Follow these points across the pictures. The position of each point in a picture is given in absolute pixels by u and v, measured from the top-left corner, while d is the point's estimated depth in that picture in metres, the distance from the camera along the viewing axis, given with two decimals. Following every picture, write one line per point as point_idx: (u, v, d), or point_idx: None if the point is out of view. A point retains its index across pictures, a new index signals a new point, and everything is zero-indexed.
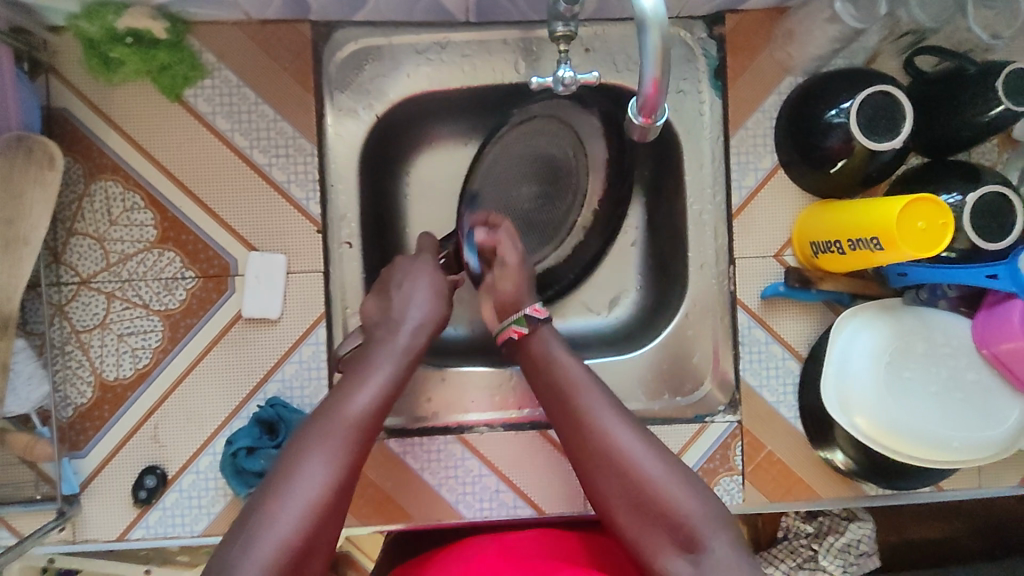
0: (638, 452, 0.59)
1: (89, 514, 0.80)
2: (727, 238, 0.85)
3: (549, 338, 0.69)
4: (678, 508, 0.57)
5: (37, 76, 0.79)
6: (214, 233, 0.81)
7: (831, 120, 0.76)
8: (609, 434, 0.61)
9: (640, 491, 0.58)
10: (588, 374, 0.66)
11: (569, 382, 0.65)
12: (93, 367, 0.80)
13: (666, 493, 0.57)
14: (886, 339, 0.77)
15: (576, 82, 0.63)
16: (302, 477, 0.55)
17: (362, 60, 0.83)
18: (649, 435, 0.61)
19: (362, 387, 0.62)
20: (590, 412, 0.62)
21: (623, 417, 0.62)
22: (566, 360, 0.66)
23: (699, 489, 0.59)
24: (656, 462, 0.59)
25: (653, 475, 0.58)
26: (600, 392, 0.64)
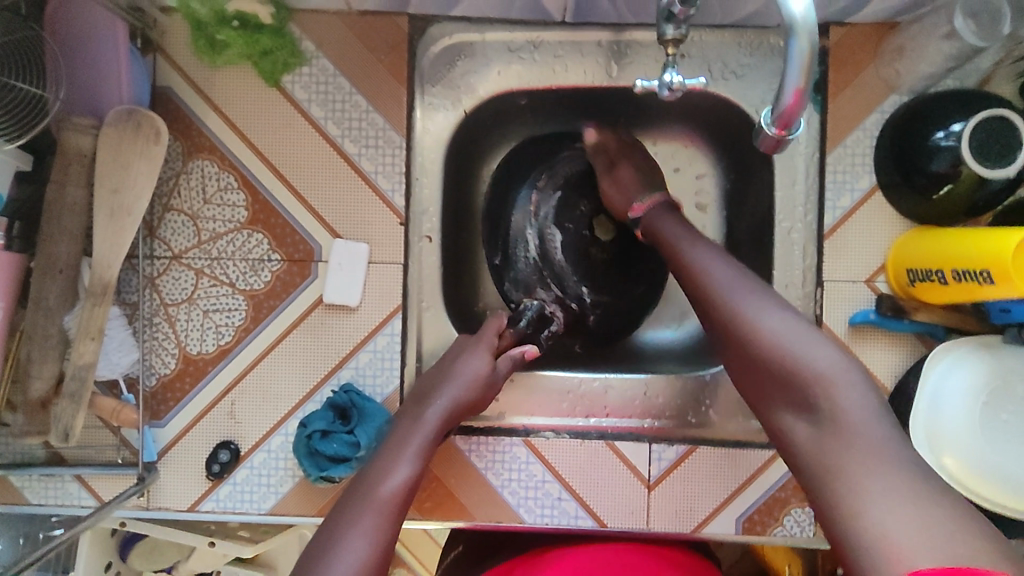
0: (778, 327, 0.61)
1: (164, 482, 0.83)
2: (815, 259, 0.82)
3: (671, 229, 0.73)
4: (823, 386, 0.56)
5: (146, 54, 0.82)
6: (302, 218, 0.83)
7: (938, 142, 0.73)
8: (733, 304, 0.63)
9: (781, 368, 0.59)
10: (726, 265, 0.66)
11: (709, 276, 0.66)
12: (177, 340, 0.83)
13: (809, 369, 0.58)
14: (982, 377, 0.74)
15: (683, 88, 0.63)
16: (344, 550, 0.56)
17: (455, 56, 0.84)
18: (769, 297, 0.63)
19: (392, 468, 0.64)
20: (730, 293, 0.64)
21: (750, 290, 0.64)
22: (697, 250, 0.68)
23: (841, 358, 0.58)
24: (798, 338, 0.60)
25: (797, 351, 0.59)
26: (732, 268, 0.66)
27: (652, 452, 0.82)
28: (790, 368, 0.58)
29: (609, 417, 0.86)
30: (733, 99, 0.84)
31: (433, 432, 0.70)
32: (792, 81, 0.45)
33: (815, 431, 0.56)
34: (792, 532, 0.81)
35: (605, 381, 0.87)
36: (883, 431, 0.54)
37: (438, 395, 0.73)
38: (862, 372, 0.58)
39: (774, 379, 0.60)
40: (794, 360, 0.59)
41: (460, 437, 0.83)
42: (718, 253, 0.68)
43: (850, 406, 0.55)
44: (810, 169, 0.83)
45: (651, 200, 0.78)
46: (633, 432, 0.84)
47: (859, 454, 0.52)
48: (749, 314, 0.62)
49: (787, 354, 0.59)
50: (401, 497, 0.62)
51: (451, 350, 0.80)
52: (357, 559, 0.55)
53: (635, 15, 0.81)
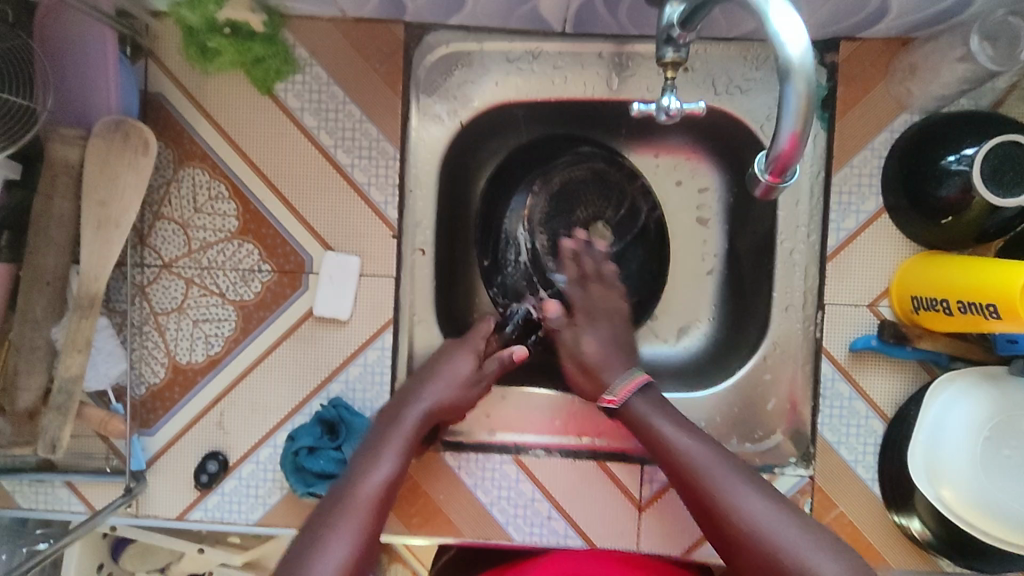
0: (750, 507, 0.61)
1: (152, 491, 0.82)
2: (818, 281, 0.80)
3: (659, 421, 0.70)
4: (805, 561, 0.56)
5: (137, 60, 0.81)
6: (293, 229, 0.81)
7: (948, 166, 0.70)
8: (737, 509, 0.61)
9: (748, 536, 0.60)
10: (699, 442, 0.68)
11: (682, 455, 0.67)
12: (167, 349, 0.82)
13: (772, 535, 0.59)
14: (988, 410, 0.71)
15: (682, 113, 0.60)
16: (326, 554, 0.55)
17: (452, 65, 0.82)
18: (772, 500, 0.62)
19: (374, 468, 0.64)
20: (714, 480, 0.64)
21: (754, 492, 0.63)
22: (685, 442, 0.67)
23: (809, 529, 0.59)
24: (776, 518, 0.60)
25: (798, 550, 0.57)
26: (735, 467, 0.65)
27: (644, 474, 0.81)
28: (763, 537, 0.59)
29: (602, 436, 0.83)
30: (737, 114, 0.82)
31: (411, 433, 0.70)
32: (788, 125, 0.44)
33: None
34: None
35: None
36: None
37: (423, 393, 0.74)
38: (859, 561, 0.57)
39: (748, 554, 0.59)
40: (769, 533, 0.59)
41: (449, 453, 0.82)
42: (705, 445, 0.68)
43: (817, 562, 0.56)
44: (815, 188, 0.80)
45: (628, 383, 0.74)
46: (626, 453, 0.82)
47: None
48: (731, 499, 0.62)
49: (761, 528, 0.59)
50: (382, 497, 0.62)
51: (440, 350, 0.79)
52: (338, 564, 0.55)
53: (637, 27, 0.78)
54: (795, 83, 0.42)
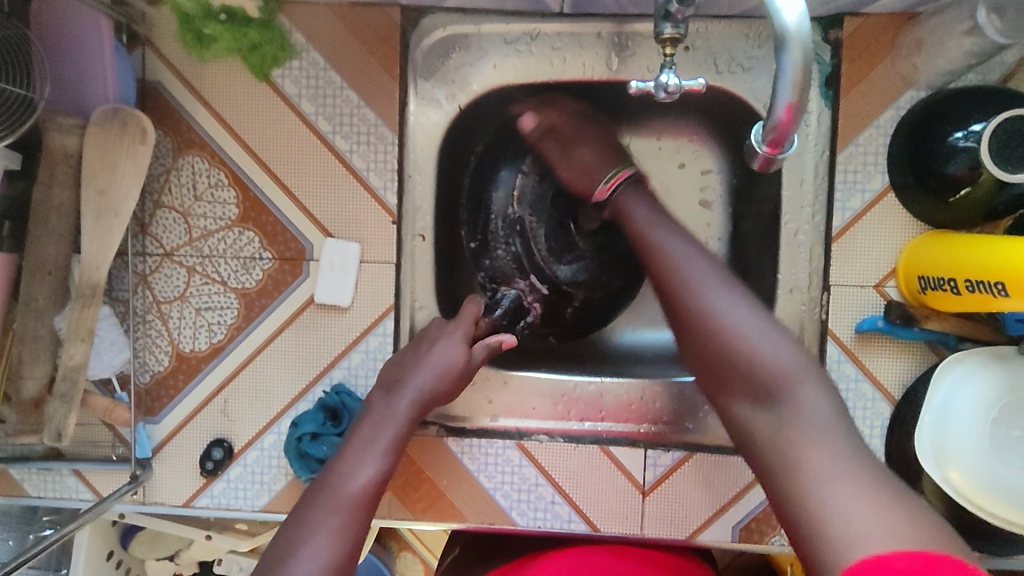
0: (725, 308, 0.59)
1: (158, 478, 0.83)
2: (823, 262, 0.79)
3: (643, 216, 0.71)
4: (761, 356, 0.57)
5: (134, 49, 0.80)
6: (293, 216, 0.81)
7: (955, 143, 0.69)
8: (712, 313, 0.60)
9: (727, 354, 0.58)
10: (693, 247, 0.65)
11: (671, 260, 0.65)
12: (170, 337, 0.83)
13: (748, 341, 0.57)
14: (995, 391, 0.70)
15: (681, 90, 0.58)
16: (307, 553, 0.54)
17: (450, 48, 0.81)
18: (758, 311, 0.60)
19: (359, 464, 0.62)
20: (691, 286, 0.61)
21: (732, 296, 0.60)
22: (676, 246, 0.66)
23: (792, 342, 0.58)
24: (753, 322, 0.59)
25: (760, 347, 0.57)
26: (709, 267, 0.63)
27: (647, 458, 0.81)
28: (743, 351, 0.57)
29: (604, 421, 0.83)
30: (739, 93, 0.80)
31: (404, 428, 0.68)
32: (785, 97, 0.44)
33: (752, 407, 0.57)
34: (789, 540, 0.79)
35: (600, 384, 0.84)
36: (826, 408, 0.54)
37: (408, 382, 0.71)
38: (822, 372, 0.57)
39: (730, 374, 0.58)
40: (744, 336, 0.58)
41: (452, 439, 0.82)
42: (698, 251, 0.65)
43: (796, 376, 0.55)
44: (820, 167, 0.79)
45: (613, 179, 0.78)
46: (629, 437, 0.82)
47: (796, 427, 0.53)
48: (712, 313, 0.60)
49: (737, 336, 0.58)
50: (370, 493, 0.60)
51: (427, 330, 0.78)
52: (321, 559, 0.54)
53: (636, 6, 0.77)
54: (791, 53, 0.41)
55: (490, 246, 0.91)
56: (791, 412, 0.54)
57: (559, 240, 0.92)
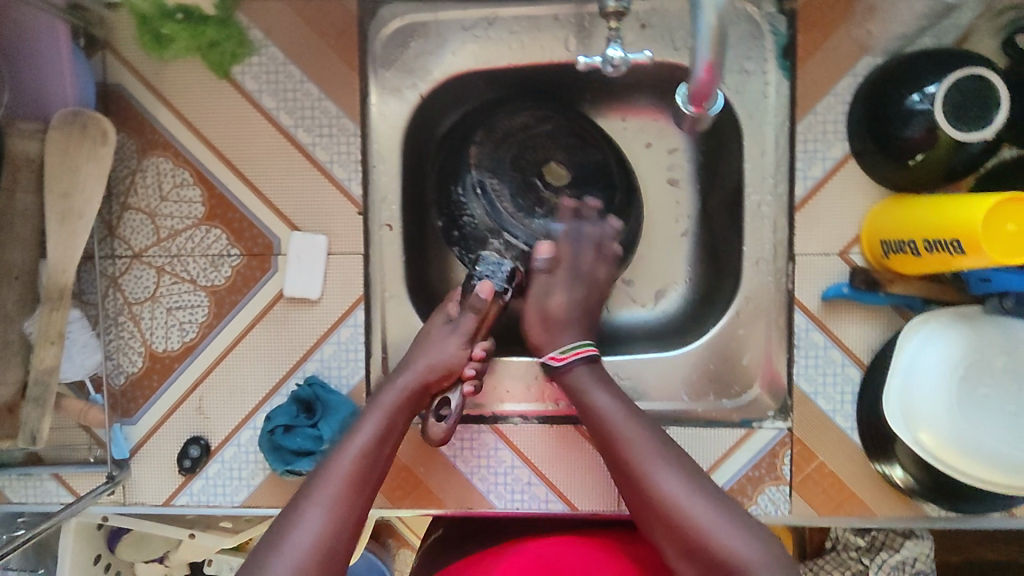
0: (686, 497, 0.61)
1: (137, 478, 0.83)
2: (787, 233, 0.79)
3: (605, 402, 0.69)
4: (728, 549, 0.58)
5: (94, 52, 0.81)
6: (259, 212, 0.81)
7: (912, 106, 0.69)
8: (667, 496, 0.61)
9: (687, 536, 0.60)
10: (632, 417, 0.68)
11: (620, 438, 0.66)
12: (143, 338, 0.83)
13: (711, 532, 0.59)
14: (961, 350, 0.71)
15: (627, 63, 0.61)
16: (301, 525, 0.59)
17: (408, 37, 0.81)
18: (698, 482, 0.63)
19: (353, 438, 0.67)
20: (641, 466, 0.64)
21: (671, 464, 0.64)
22: (631, 425, 0.67)
23: (752, 526, 0.60)
24: (714, 516, 0.60)
25: (718, 537, 0.58)
26: (655, 442, 0.65)
27: None
28: (699, 535, 0.59)
29: None
30: None
31: (394, 407, 0.71)
32: (704, 58, 0.50)
33: None
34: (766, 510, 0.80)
35: None
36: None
37: (414, 363, 0.74)
38: (780, 552, 0.58)
39: (700, 565, 0.59)
40: (701, 524, 0.59)
41: None
42: (636, 417, 0.68)
43: (759, 565, 0.57)
44: (781, 139, 0.79)
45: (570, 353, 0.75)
46: None
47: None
48: (665, 492, 0.62)
49: (697, 524, 0.59)
50: (358, 469, 0.64)
51: (427, 329, 0.78)
52: (313, 532, 0.58)
53: None
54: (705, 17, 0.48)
55: (458, 217, 0.87)
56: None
57: (526, 198, 0.89)
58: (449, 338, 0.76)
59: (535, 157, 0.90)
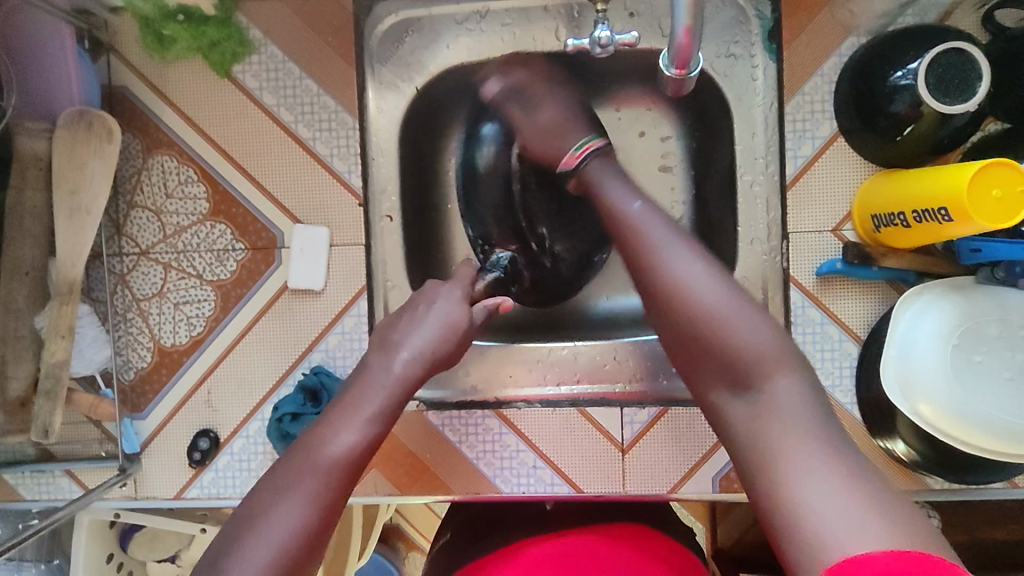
0: (700, 287, 0.61)
1: (148, 472, 0.85)
2: (780, 212, 0.81)
3: (617, 195, 0.67)
4: (736, 337, 0.59)
5: (99, 56, 0.83)
6: (262, 206, 0.83)
7: (896, 82, 0.70)
8: (679, 279, 0.61)
9: (703, 332, 0.60)
10: (657, 214, 0.65)
11: (629, 221, 0.64)
12: (151, 334, 0.85)
13: (723, 328, 0.59)
14: (955, 319, 0.72)
15: (614, 43, 0.62)
16: (275, 517, 0.55)
17: (403, 32, 0.84)
18: (714, 267, 0.62)
19: (339, 431, 0.60)
20: (656, 257, 0.62)
21: (690, 250, 0.63)
22: (618, 196, 0.67)
23: (770, 333, 0.60)
24: (723, 297, 0.60)
25: (724, 323, 0.59)
26: (674, 236, 0.63)
27: (623, 416, 0.82)
28: (712, 337, 0.60)
29: (580, 383, 0.85)
30: None
31: (389, 401, 0.63)
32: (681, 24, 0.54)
33: (730, 394, 0.60)
34: None
35: (572, 349, 0.85)
36: (795, 389, 0.57)
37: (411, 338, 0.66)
38: (793, 350, 0.60)
39: (703, 360, 0.61)
40: (720, 319, 0.60)
41: (432, 412, 0.84)
42: (647, 199, 0.66)
43: (770, 361, 0.58)
44: (769, 120, 0.81)
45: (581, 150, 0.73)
46: (605, 399, 0.84)
47: (767, 408, 0.57)
48: (692, 292, 0.60)
49: (715, 325, 0.60)
50: (349, 458, 0.58)
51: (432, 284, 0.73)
52: (290, 522, 0.54)
53: None
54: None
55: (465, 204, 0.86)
56: (759, 399, 0.58)
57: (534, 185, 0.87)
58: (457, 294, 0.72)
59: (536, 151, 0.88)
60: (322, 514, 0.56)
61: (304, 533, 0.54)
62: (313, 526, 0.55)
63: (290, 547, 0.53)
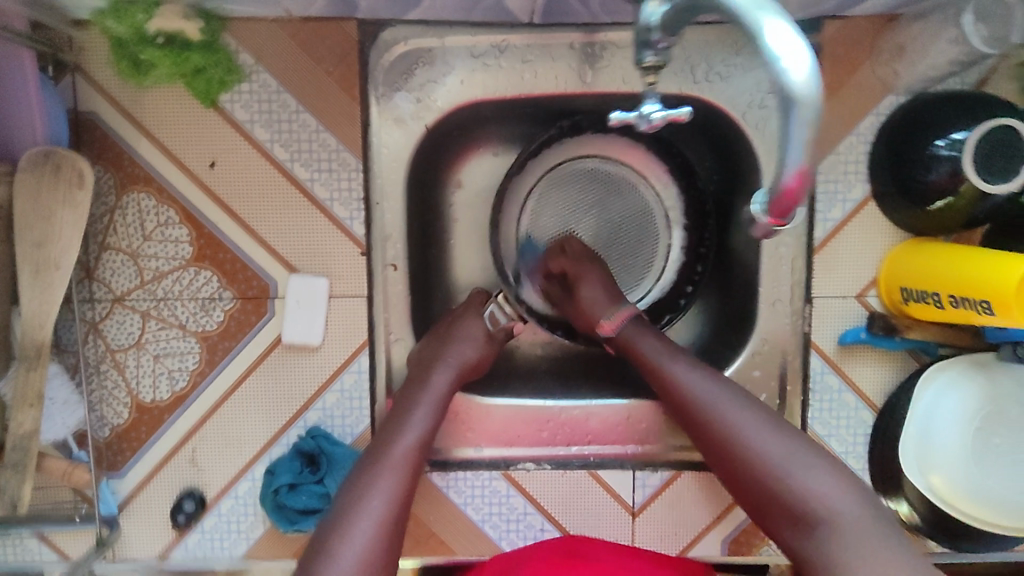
0: (755, 438, 0.59)
1: (128, 534, 0.79)
2: (804, 274, 0.77)
3: (649, 348, 0.70)
4: (804, 490, 0.55)
5: (62, 78, 0.73)
6: (253, 252, 0.76)
7: (937, 151, 0.68)
8: (743, 436, 0.60)
9: (763, 490, 0.58)
10: (714, 383, 0.64)
11: (688, 394, 0.65)
12: (128, 388, 0.77)
13: (781, 476, 0.57)
14: (979, 402, 0.71)
15: (665, 121, 0.55)
16: (362, 514, 0.57)
17: (413, 64, 0.76)
18: (722, 380, 0.65)
19: (402, 431, 0.65)
20: (726, 419, 0.61)
21: (702, 373, 0.66)
22: (677, 367, 0.67)
23: (852, 484, 0.56)
24: (784, 454, 0.58)
25: (793, 474, 0.56)
26: (722, 388, 0.64)
27: (635, 479, 0.80)
28: (771, 478, 0.57)
29: (591, 444, 0.81)
30: (717, 103, 0.77)
31: (444, 396, 0.70)
32: (793, 160, 0.38)
33: (797, 532, 0.55)
34: (778, 550, 0.80)
35: (585, 407, 0.82)
36: (858, 510, 0.54)
37: (447, 357, 0.74)
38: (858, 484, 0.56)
39: (772, 508, 0.57)
40: (780, 472, 0.57)
41: (436, 473, 0.80)
42: (705, 377, 0.65)
43: (838, 509, 0.54)
44: None
45: (617, 317, 0.75)
46: (616, 459, 0.81)
47: (834, 543, 0.52)
48: (749, 444, 0.59)
49: (775, 469, 0.57)
50: (415, 456, 0.64)
51: (466, 314, 0.80)
52: (376, 518, 0.58)
53: (608, 15, 0.73)
54: (804, 110, 0.36)
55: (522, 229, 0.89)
56: (829, 537, 0.53)
57: (603, 237, 0.89)
58: (478, 326, 0.79)
59: (614, 205, 0.89)
60: (389, 544, 0.58)
61: (375, 547, 0.56)
62: (381, 549, 0.57)
63: (375, 549, 0.56)
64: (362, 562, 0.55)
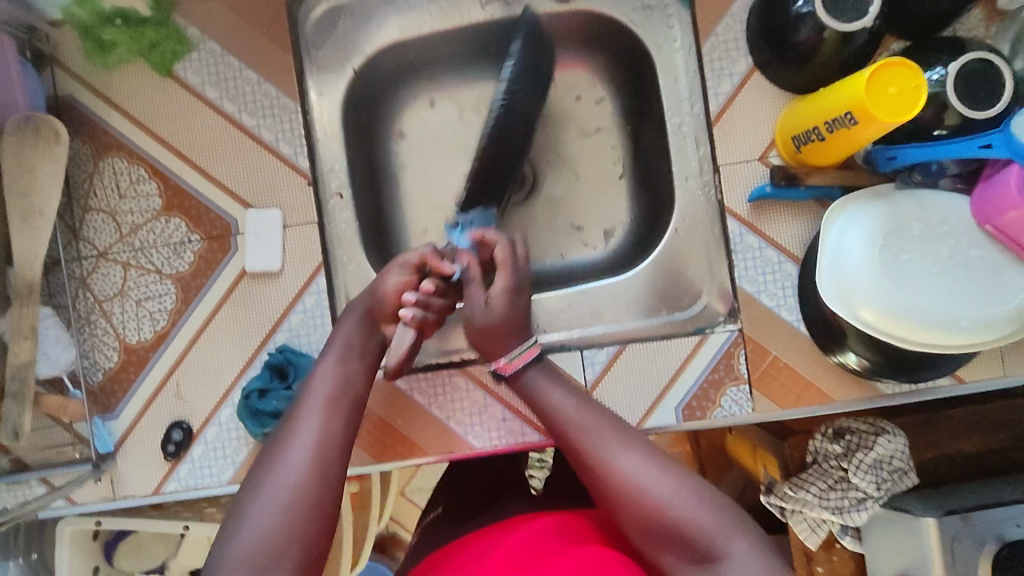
0: (648, 479, 0.60)
1: (123, 470, 0.85)
2: (708, 146, 0.86)
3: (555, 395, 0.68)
4: (689, 521, 0.58)
5: (43, 69, 0.86)
6: (213, 195, 0.86)
7: (798, 10, 0.74)
8: (613, 467, 0.62)
9: (642, 516, 0.60)
10: (587, 408, 0.67)
11: (571, 420, 0.66)
12: (116, 332, 0.86)
13: (664, 508, 0.59)
14: (879, 223, 0.75)
15: None
16: (302, 432, 0.62)
17: (336, 18, 0.89)
18: (594, 406, 0.67)
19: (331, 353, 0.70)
20: (598, 450, 0.63)
21: (569, 391, 0.69)
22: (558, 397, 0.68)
23: (723, 505, 0.60)
24: (652, 474, 0.61)
25: (663, 493, 0.60)
26: (598, 414, 0.66)
27: (584, 358, 0.84)
28: (648, 503, 0.59)
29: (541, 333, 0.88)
30: None
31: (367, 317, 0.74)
32: None
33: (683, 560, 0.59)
34: (731, 412, 0.83)
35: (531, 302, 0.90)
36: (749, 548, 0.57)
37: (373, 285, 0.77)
38: (734, 512, 0.60)
39: (658, 542, 0.59)
40: (659, 502, 0.59)
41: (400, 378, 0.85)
42: (580, 399, 0.68)
43: (722, 536, 0.58)
44: (689, 64, 0.87)
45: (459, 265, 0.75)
46: (564, 343, 0.87)
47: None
48: (625, 474, 0.61)
49: (659, 499, 0.59)
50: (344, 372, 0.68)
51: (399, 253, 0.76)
52: (315, 431, 0.62)
53: None
54: None
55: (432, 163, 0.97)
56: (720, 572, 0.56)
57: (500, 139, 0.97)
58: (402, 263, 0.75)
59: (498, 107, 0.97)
60: (335, 455, 0.62)
61: (307, 479, 0.59)
62: (324, 456, 0.61)
63: (319, 453, 0.60)
64: (309, 465, 0.59)
